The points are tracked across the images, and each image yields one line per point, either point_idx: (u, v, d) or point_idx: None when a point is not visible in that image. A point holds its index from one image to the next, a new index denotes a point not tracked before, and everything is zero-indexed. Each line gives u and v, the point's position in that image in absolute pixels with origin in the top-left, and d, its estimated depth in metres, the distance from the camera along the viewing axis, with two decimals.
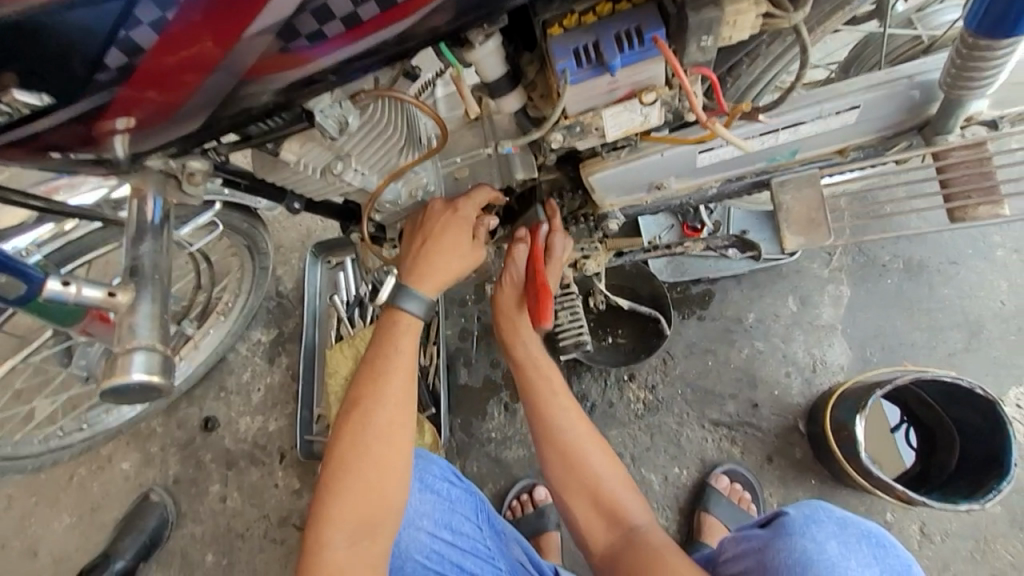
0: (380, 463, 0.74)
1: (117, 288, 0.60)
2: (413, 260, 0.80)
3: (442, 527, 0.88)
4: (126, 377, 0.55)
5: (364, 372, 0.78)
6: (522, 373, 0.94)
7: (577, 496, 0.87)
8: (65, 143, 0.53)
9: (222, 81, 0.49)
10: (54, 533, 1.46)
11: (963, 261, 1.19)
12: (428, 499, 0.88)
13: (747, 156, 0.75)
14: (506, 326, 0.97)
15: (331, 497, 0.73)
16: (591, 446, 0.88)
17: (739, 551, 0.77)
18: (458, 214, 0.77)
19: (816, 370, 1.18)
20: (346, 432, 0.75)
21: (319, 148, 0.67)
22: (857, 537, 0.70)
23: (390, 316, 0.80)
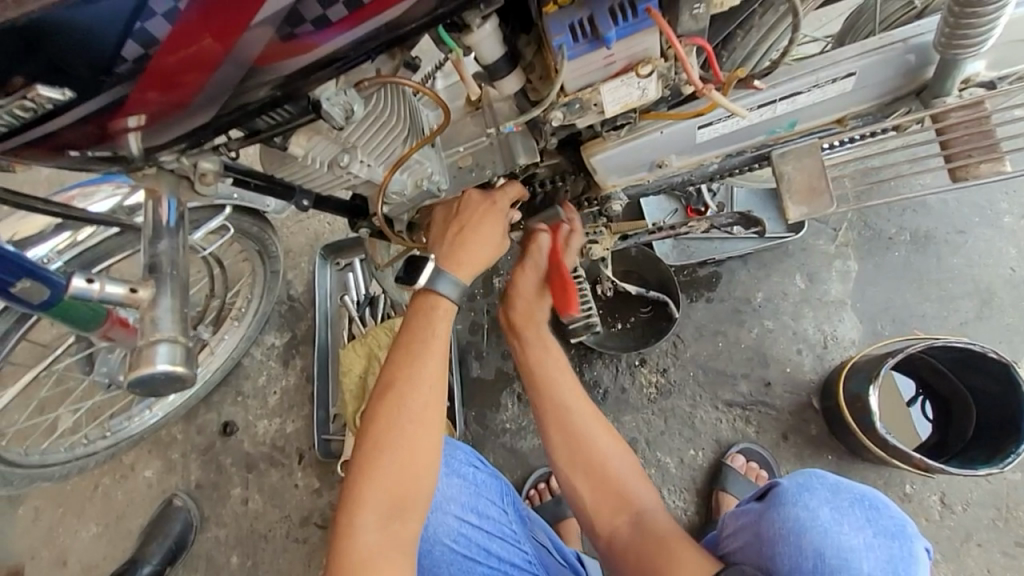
0: (412, 447, 0.76)
1: (138, 284, 0.62)
2: (449, 246, 0.83)
3: (469, 510, 0.88)
4: (151, 367, 0.57)
5: (398, 357, 0.79)
6: (527, 358, 0.97)
7: (586, 483, 0.89)
8: (82, 139, 0.56)
9: (231, 70, 0.52)
10: (82, 541, 1.49)
11: (970, 229, 1.19)
12: (455, 483, 0.88)
13: (745, 130, 0.76)
14: (521, 310, 1.00)
15: (363, 476, 0.75)
16: (602, 433, 0.90)
17: (738, 526, 0.77)
18: (496, 206, 0.83)
19: (827, 346, 1.18)
20: (379, 414, 0.77)
21: (326, 141, 0.69)
22: (850, 501, 0.69)
23: (426, 299, 0.82)
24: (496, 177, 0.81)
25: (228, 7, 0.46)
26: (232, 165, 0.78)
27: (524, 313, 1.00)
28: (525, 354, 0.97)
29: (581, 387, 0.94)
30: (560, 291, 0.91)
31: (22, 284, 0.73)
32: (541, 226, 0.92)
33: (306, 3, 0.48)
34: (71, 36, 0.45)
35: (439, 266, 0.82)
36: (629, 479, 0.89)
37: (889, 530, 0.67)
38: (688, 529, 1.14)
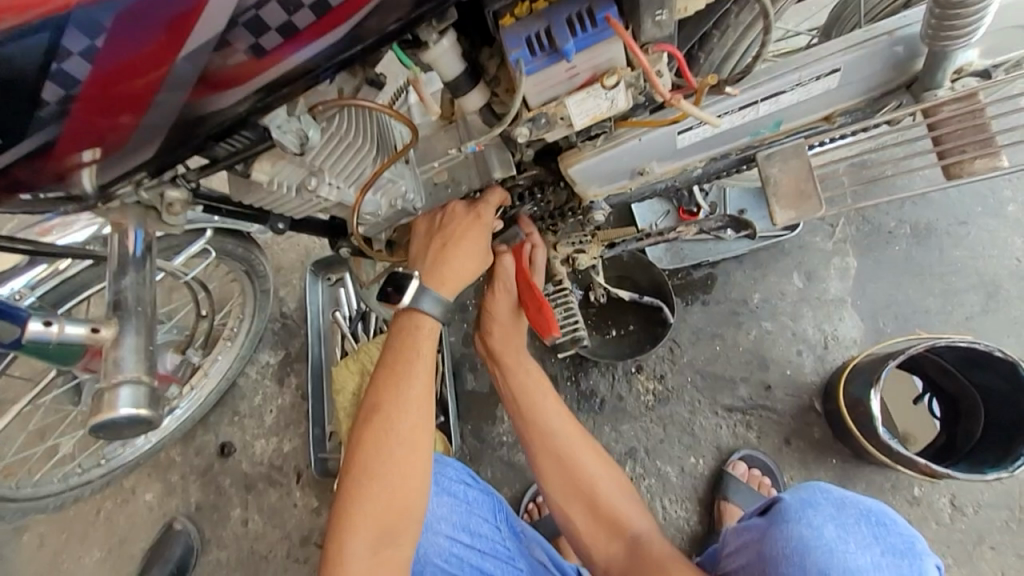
0: (404, 473, 0.73)
1: (100, 323, 0.60)
2: (432, 262, 0.80)
3: (460, 530, 0.84)
4: (113, 412, 0.55)
5: (382, 378, 0.77)
6: (509, 385, 0.96)
7: (579, 506, 0.89)
8: (31, 180, 0.54)
9: (168, 103, 0.50)
10: (85, 568, 1.48)
11: (973, 220, 1.15)
12: (445, 501, 0.85)
13: (728, 133, 0.73)
14: (499, 339, 0.98)
15: (353, 502, 0.72)
16: (593, 456, 0.90)
17: (741, 543, 0.74)
18: (480, 220, 0.79)
19: (828, 346, 1.14)
20: (366, 439, 0.74)
21: (291, 165, 0.66)
22: (856, 517, 0.67)
23: (410, 317, 0.80)
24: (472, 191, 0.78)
25: (151, 44, 0.44)
26: (203, 193, 0.76)
27: (501, 340, 0.98)
28: (507, 382, 0.97)
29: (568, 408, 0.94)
30: (534, 313, 0.88)
31: None
32: (502, 248, 0.91)
33: (236, 33, 0.46)
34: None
35: (422, 283, 0.79)
36: (619, 500, 0.89)
37: (898, 550, 0.64)
38: (692, 540, 1.11)
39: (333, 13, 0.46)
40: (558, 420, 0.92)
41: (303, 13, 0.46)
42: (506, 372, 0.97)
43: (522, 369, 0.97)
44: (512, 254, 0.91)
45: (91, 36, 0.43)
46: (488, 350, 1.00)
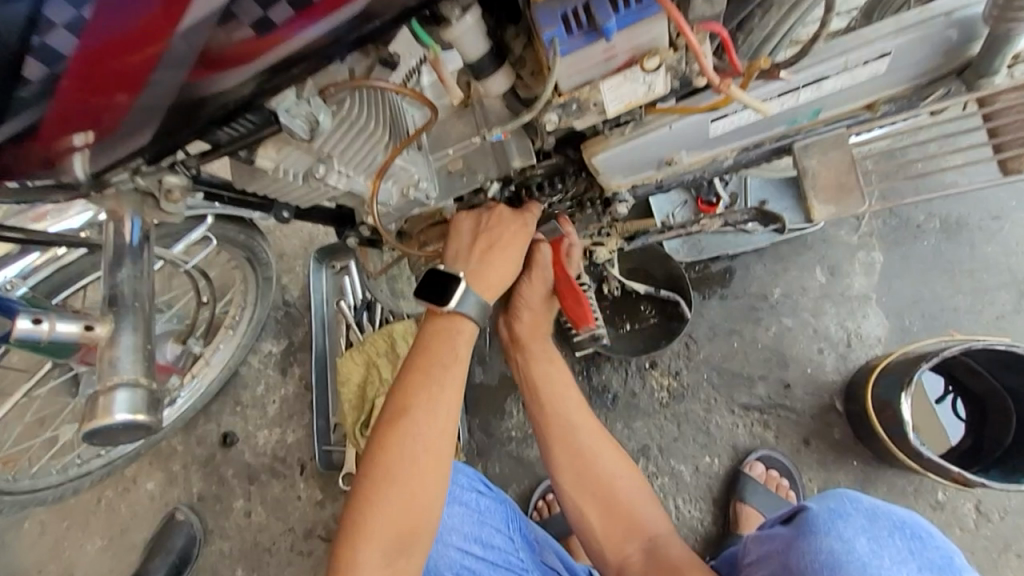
0: (427, 481, 0.70)
1: (95, 320, 0.56)
2: (477, 263, 0.75)
3: (472, 541, 0.81)
4: (110, 418, 0.52)
5: (413, 379, 0.72)
6: (529, 379, 0.92)
7: (593, 508, 0.86)
8: (22, 162, 0.51)
9: (164, 84, 0.46)
10: (87, 556, 1.47)
11: (1007, 215, 1.10)
12: (456, 511, 0.82)
13: (764, 121, 0.69)
14: (527, 324, 0.92)
15: (370, 510, 0.68)
16: (611, 454, 0.88)
17: (764, 553, 0.71)
18: (526, 228, 0.78)
19: (852, 344, 1.10)
20: (388, 443, 0.70)
21: (299, 152, 0.62)
22: (889, 530, 0.64)
23: (451, 322, 0.75)
24: (489, 182, 0.74)
25: (143, 20, 0.41)
26: (204, 179, 0.72)
27: (529, 329, 0.93)
28: (529, 372, 0.92)
29: (588, 405, 0.91)
30: (573, 302, 0.85)
31: None
32: (542, 238, 0.84)
33: (242, 4, 0.42)
34: None
35: (468, 285, 0.75)
36: (636, 500, 0.86)
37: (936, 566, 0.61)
38: (705, 541, 1.09)
39: None
40: (579, 415, 0.89)
41: None
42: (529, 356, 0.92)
43: (547, 363, 0.92)
44: (550, 245, 0.84)
45: (78, 5, 0.39)
46: (512, 338, 0.94)
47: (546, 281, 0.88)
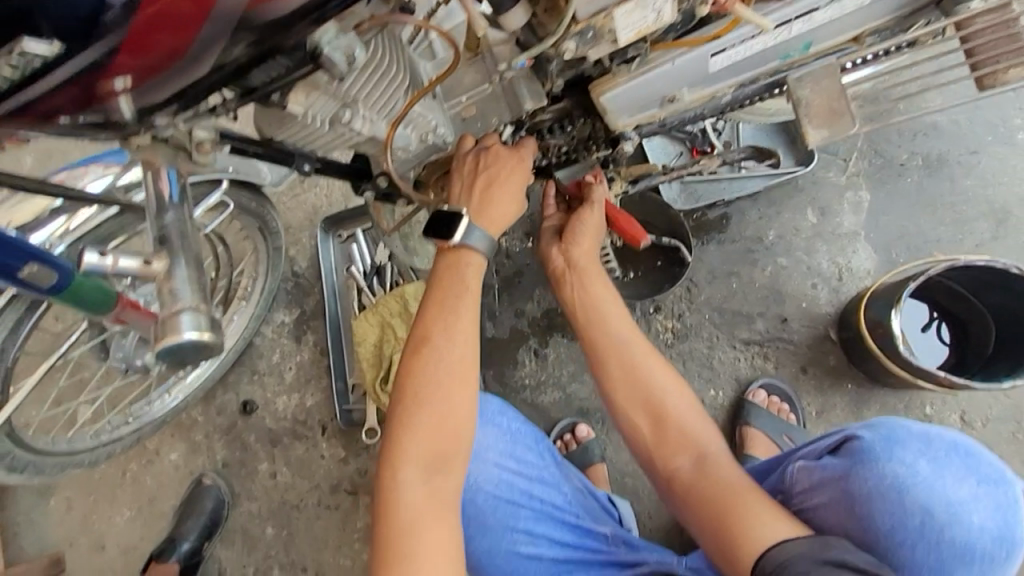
0: (459, 403, 0.73)
1: (152, 256, 0.61)
2: (477, 201, 0.80)
3: (507, 457, 0.85)
4: (177, 337, 0.56)
5: (431, 311, 0.76)
6: (584, 296, 0.86)
7: (644, 418, 0.81)
8: (66, 103, 0.53)
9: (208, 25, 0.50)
10: (118, 526, 1.57)
11: (984, 148, 1.16)
12: (491, 431, 0.85)
13: (758, 55, 0.73)
14: (583, 249, 0.88)
15: (405, 432, 0.71)
16: (657, 366, 0.81)
17: (817, 480, 0.75)
18: (521, 163, 0.82)
19: (843, 278, 1.17)
20: (414, 369, 0.73)
21: (324, 97, 0.66)
22: (946, 451, 0.69)
23: (458, 254, 0.79)
24: (502, 125, 0.81)
25: None
26: (228, 132, 0.77)
27: (587, 253, 0.88)
28: (579, 295, 0.86)
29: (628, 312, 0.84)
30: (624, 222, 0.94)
31: (28, 269, 0.70)
32: (592, 176, 0.92)
33: None
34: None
35: (472, 222, 0.79)
36: (688, 420, 0.80)
37: (979, 472, 0.68)
38: None
39: None
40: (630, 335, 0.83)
41: None
42: (583, 284, 0.86)
43: (598, 293, 0.85)
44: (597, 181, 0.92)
45: None
46: (567, 262, 0.88)
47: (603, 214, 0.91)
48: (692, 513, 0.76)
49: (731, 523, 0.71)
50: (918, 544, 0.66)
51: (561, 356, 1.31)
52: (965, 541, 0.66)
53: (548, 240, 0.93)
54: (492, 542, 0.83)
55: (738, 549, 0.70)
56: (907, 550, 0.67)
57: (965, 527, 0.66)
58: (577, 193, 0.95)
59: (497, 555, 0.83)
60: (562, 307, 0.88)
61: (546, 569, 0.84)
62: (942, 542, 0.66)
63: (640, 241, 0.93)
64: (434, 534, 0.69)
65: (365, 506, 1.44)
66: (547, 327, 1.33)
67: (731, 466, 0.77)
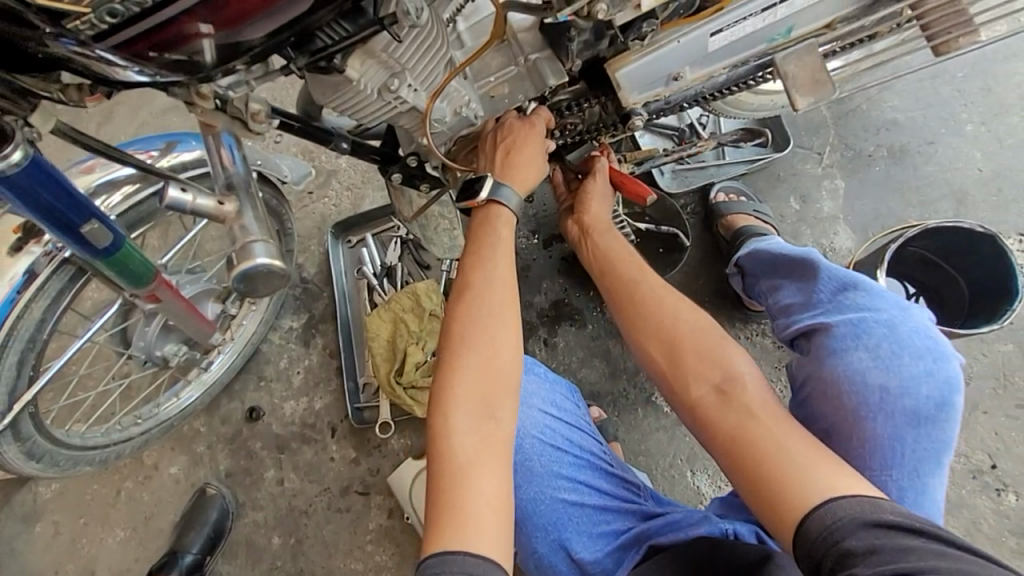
0: (501, 345, 0.77)
1: (224, 198, 0.65)
2: (499, 167, 0.89)
3: (549, 405, 0.99)
4: (252, 261, 0.62)
5: (470, 263, 0.84)
6: (595, 252, 0.98)
7: (660, 350, 0.81)
8: (159, 40, 0.59)
9: None
10: (109, 548, 1.48)
11: (938, 140, 1.31)
12: (533, 378, 1.00)
13: (748, 37, 0.85)
14: (593, 212, 1.01)
15: (453, 375, 0.75)
16: (671, 299, 0.85)
17: (803, 372, 0.85)
18: (535, 130, 0.90)
19: (828, 257, 1.28)
20: (459, 313, 0.79)
21: (378, 66, 0.74)
22: (902, 333, 0.81)
23: (489, 211, 0.90)
24: (526, 102, 0.89)
25: None
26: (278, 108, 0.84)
27: (597, 216, 1.01)
28: (595, 252, 0.98)
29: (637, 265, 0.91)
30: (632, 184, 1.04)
31: (89, 226, 0.74)
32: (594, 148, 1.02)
33: None
34: None
35: (498, 181, 0.89)
36: (713, 346, 0.79)
37: (931, 350, 0.80)
38: None
39: None
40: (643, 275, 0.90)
41: None
42: (597, 243, 0.98)
43: (610, 246, 0.97)
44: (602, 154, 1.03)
45: None
46: (582, 228, 1.01)
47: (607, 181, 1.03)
48: (721, 455, 0.73)
49: (764, 459, 0.69)
50: (882, 422, 0.76)
51: (570, 343, 1.36)
52: (915, 411, 0.76)
53: (564, 215, 1.06)
54: (537, 488, 0.92)
55: (777, 487, 0.66)
56: (872, 427, 0.76)
57: (917, 400, 0.76)
58: (585, 168, 1.05)
59: (542, 501, 0.92)
60: (583, 266, 0.99)
61: (589, 518, 0.91)
62: (899, 418, 0.75)
63: (647, 198, 1.00)
64: (488, 476, 0.70)
65: (376, 507, 1.41)
66: (555, 317, 1.38)
67: (762, 398, 0.74)
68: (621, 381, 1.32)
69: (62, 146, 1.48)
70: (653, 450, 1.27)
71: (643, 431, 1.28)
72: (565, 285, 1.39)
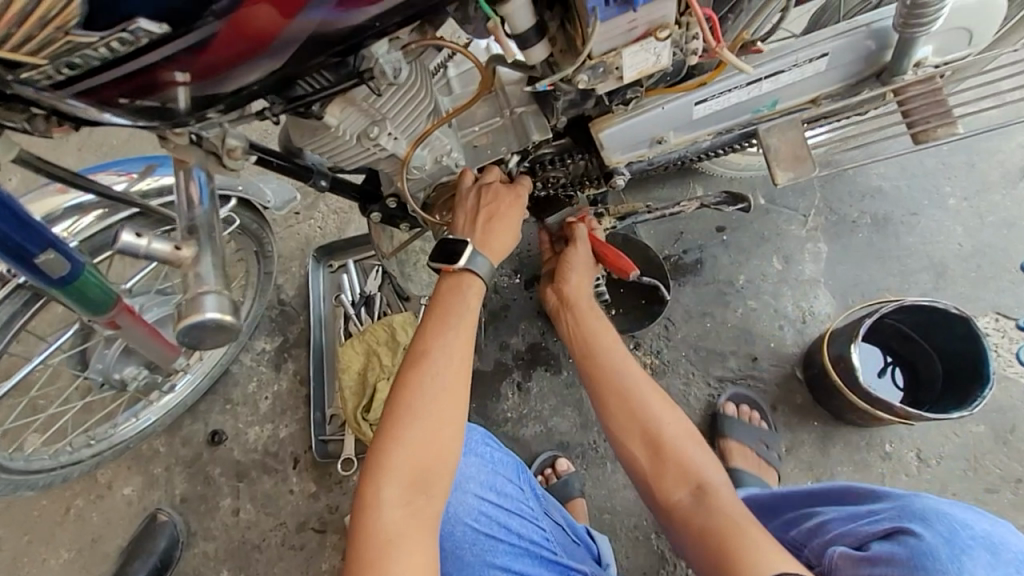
0: (445, 421, 0.76)
1: (181, 243, 0.63)
2: (481, 231, 0.87)
3: (488, 489, 0.89)
4: (200, 315, 0.60)
5: (432, 326, 0.81)
6: (574, 325, 0.95)
7: (638, 441, 0.83)
8: (133, 89, 0.58)
9: (281, 46, 0.58)
10: (51, 570, 1.41)
11: (921, 211, 1.32)
12: (473, 461, 0.89)
13: (733, 109, 0.85)
14: (573, 283, 0.99)
15: (392, 446, 0.74)
16: (651, 391, 0.85)
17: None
18: (519, 198, 0.90)
19: (807, 321, 1.27)
20: (410, 381, 0.77)
21: (357, 113, 0.73)
22: (1012, 564, 0.58)
23: (461, 278, 0.85)
24: (509, 154, 0.89)
25: None
26: (258, 144, 0.83)
27: (576, 288, 0.98)
28: (574, 324, 0.95)
29: (625, 353, 0.89)
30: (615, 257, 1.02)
31: (45, 256, 0.71)
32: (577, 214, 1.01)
33: None
34: None
35: (477, 248, 0.86)
36: (685, 445, 0.82)
37: None
38: None
39: None
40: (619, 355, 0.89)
41: None
42: (576, 312, 0.95)
43: (585, 319, 0.94)
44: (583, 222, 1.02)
45: None
46: (561, 298, 0.99)
47: (588, 251, 1.01)
48: (696, 552, 0.75)
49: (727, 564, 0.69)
50: None
51: (544, 389, 1.33)
52: None
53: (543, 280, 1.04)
54: None
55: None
56: None
57: None
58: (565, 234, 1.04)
59: None
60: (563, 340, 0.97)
61: None
62: None
63: (627, 273, 0.98)
64: (410, 558, 0.70)
65: (332, 546, 1.37)
66: (530, 361, 1.36)
67: (732, 501, 0.77)
68: (592, 433, 1.29)
69: (49, 151, 1.46)
70: (620, 508, 1.24)
71: (610, 487, 1.25)
72: (543, 330, 1.38)
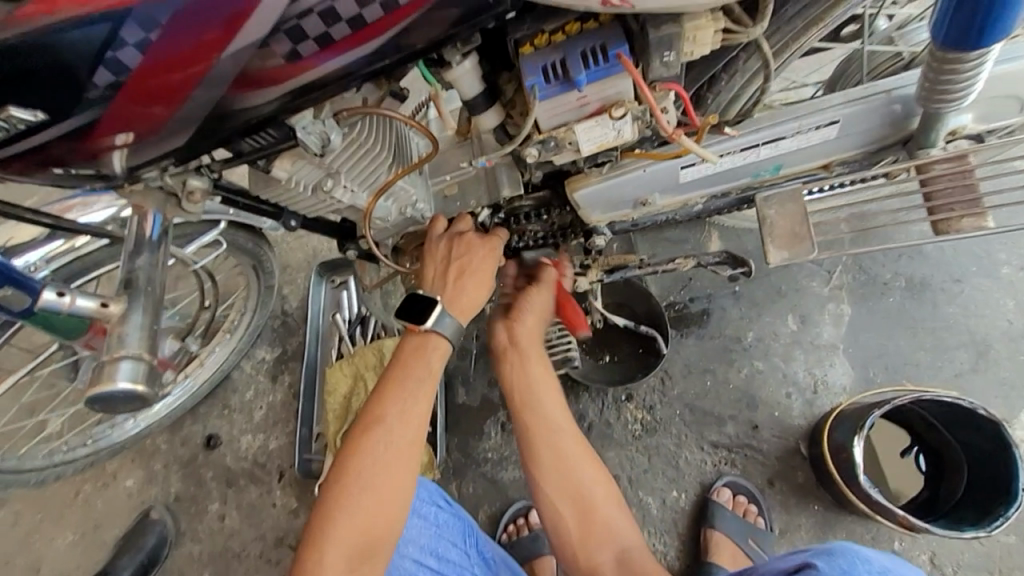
0: (394, 492, 0.73)
1: (110, 299, 0.62)
2: (450, 286, 0.81)
3: (428, 553, 0.86)
4: (111, 385, 0.58)
5: (387, 389, 0.77)
6: (522, 378, 0.88)
7: (569, 505, 0.84)
8: (66, 158, 0.58)
9: (200, 110, 0.56)
10: (56, 551, 1.46)
11: (967, 278, 1.17)
12: (416, 523, 0.86)
13: (727, 175, 0.77)
14: (528, 329, 0.90)
15: (336, 517, 0.71)
16: (583, 454, 0.86)
17: None
18: (494, 249, 0.83)
19: (818, 390, 1.15)
20: (359, 448, 0.74)
21: (311, 166, 0.69)
22: None
23: (426, 338, 0.80)
24: (479, 208, 0.83)
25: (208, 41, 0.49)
26: (224, 184, 0.80)
27: (529, 331, 0.90)
28: (518, 376, 0.89)
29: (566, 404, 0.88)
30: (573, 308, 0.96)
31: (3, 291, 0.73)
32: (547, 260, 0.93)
33: (277, 39, 0.51)
34: (57, 70, 0.48)
35: (444, 307, 0.80)
36: (606, 508, 0.85)
37: None
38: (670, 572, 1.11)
39: (369, 28, 0.51)
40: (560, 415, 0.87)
41: (341, 26, 0.51)
42: (524, 364, 0.89)
43: (538, 374, 0.89)
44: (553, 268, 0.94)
45: (147, 30, 0.47)
46: (510, 340, 0.90)
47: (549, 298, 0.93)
48: None
49: None
50: None
51: None
52: None
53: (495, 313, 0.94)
54: None
55: None
56: None
57: None
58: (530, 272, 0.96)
59: None
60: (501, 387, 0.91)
61: None
62: None
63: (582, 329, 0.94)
64: None
65: None
66: None
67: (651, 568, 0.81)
68: None
69: None
70: None
71: None
72: None
